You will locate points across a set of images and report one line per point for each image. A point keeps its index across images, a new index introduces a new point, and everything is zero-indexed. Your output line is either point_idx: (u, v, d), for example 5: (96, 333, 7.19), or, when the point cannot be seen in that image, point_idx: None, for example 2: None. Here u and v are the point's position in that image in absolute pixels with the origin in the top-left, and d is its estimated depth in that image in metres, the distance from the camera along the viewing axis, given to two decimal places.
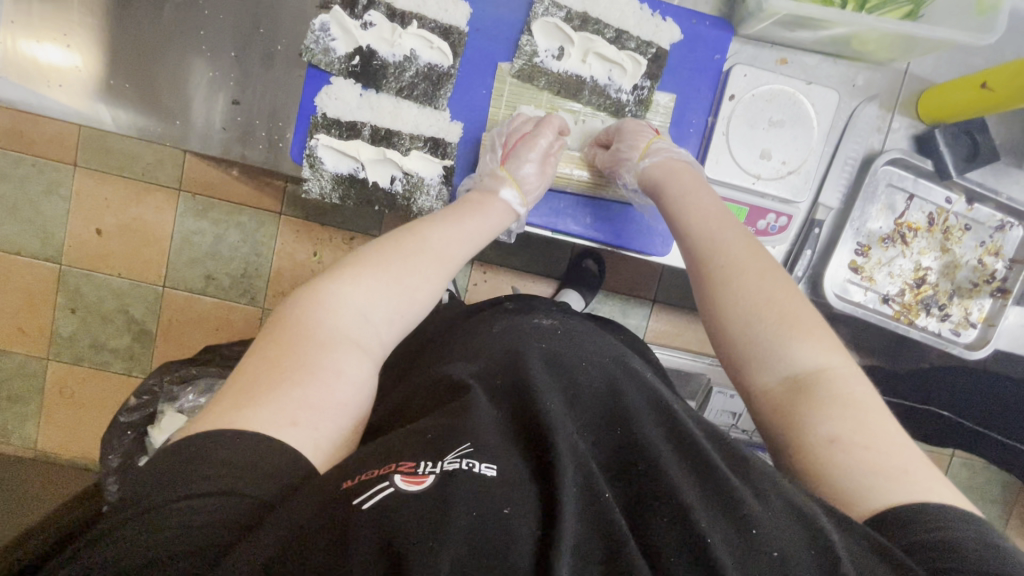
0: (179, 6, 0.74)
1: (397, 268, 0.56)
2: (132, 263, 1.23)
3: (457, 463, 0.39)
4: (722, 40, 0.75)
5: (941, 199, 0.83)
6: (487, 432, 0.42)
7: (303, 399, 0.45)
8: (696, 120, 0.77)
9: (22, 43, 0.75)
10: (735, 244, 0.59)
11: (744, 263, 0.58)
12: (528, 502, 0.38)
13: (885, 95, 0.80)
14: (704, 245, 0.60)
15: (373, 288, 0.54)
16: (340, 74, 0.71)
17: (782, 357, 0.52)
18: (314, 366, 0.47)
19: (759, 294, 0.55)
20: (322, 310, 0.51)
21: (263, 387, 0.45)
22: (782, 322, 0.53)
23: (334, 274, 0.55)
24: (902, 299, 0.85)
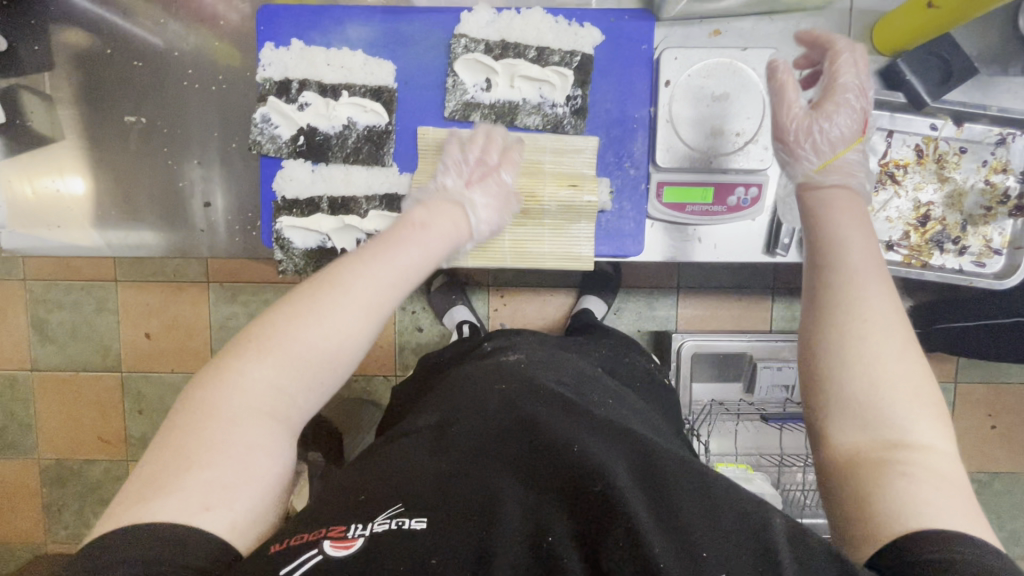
0: (144, 129, 0.82)
1: (312, 316, 0.46)
2: (179, 358, 1.32)
3: (386, 525, 0.39)
4: (645, 30, 0.74)
5: (926, 128, 0.77)
6: (422, 484, 0.42)
7: (212, 476, 0.40)
8: (639, 114, 0.75)
9: (22, 192, 0.83)
10: (864, 262, 0.48)
11: (884, 307, 0.46)
12: (460, 550, 0.37)
13: (835, 38, 0.77)
14: (827, 251, 0.49)
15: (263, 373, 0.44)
16: (290, 156, 0.75)
17: (905, 431, 0.42)
18: (218, 442, 0.42)
19: (901, 363, 0.44)
20: (232, 378, 0.44)
21: (169, 472, 0.40)
22: (914, 398, 0.43)
23: (241, 358, 0.44)
24: (908, 242, 0.79)
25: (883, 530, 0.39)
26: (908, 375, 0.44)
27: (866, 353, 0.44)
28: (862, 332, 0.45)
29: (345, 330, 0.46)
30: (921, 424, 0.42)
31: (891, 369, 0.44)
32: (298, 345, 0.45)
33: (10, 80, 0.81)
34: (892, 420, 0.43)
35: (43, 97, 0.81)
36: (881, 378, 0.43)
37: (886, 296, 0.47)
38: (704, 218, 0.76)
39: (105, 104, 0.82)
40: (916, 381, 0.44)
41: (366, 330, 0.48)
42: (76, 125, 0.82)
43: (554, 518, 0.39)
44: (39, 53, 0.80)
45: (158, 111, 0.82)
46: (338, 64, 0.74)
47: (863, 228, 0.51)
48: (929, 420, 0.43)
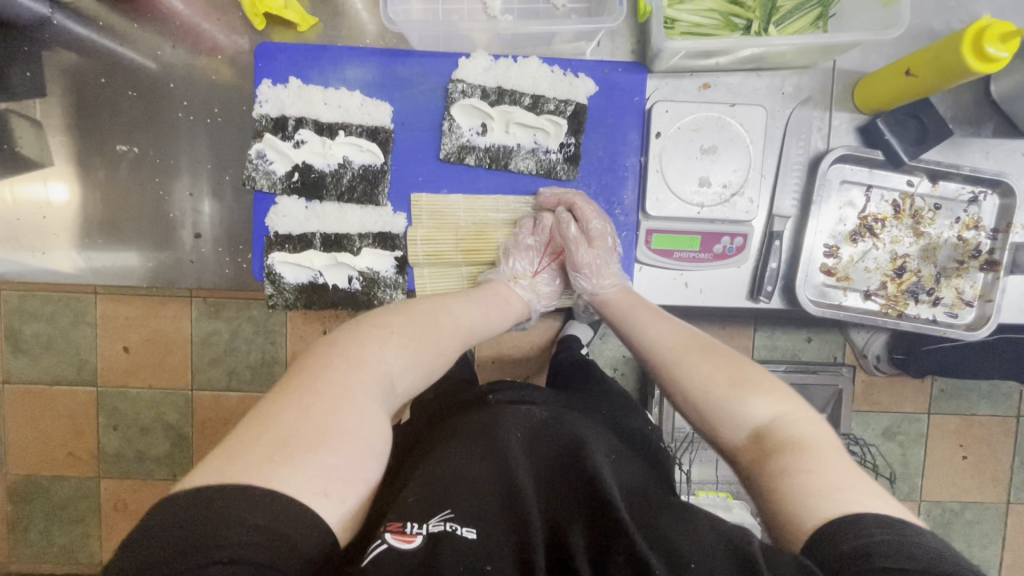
0: (135, 159, 0.81)
1: (410, 336, 0.61)
2: (160, 375, 1.29)
3: (439, 526, 0.44)
4: (637, 82, 0.76)
5: (902, 184, 0.80)
6: (466, 497, 0.47)
7: (334, 460, 0.45)
8: (629, 162, 0.78)
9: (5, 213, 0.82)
10: (677, 331, 0.66)
11: (689, 344, 0.64)
12: (505, 562, 0.43)
13: (818, 96, 0.80)
14: (661, 322, 0.69)
15: (380, 364, 0.56)
16: (284, 193, 0.76)
17: (740, 411, 0.56)
18: (335, 431, 0.47)
19: (715, 369, 0.60)
20: (357, 369, 0.53)
21: (298, 445, 0.45)
22: (732, 383, 0.58)
23: (339, 362, 0.53)
24: (885, 291, 0.82)
25: (815, 511, 0.45)
26: (726, 369, 0.59)
27: (685, 373, 0.61)
28: (678, 360, 0.63)
29: (439, 351, 0.63)
30: (750, 401, 0.56)
31: (702, 372, 0.60)
32: (412, 349, 0.60)
33: None
34: (729, 410, 0.56)
35: (33, 123, 0.80)
36: (707, 380, 0.59)
37: (706, 343, 0.64)
38: (691, 264, 0.78)
39: (96, 131, 0.81)
40: (736, 372, 0.59)
41: (424, 353, 0.61)
42: (64, 151, 0.81)
43: (577, 535, 0.46)
44: (30, 77, 0.80)
45: (150, 141, 0.81)
46: (335, 103, 0.75)
47: (657, 315, 0.70)
48: (757, 398, 0.56)
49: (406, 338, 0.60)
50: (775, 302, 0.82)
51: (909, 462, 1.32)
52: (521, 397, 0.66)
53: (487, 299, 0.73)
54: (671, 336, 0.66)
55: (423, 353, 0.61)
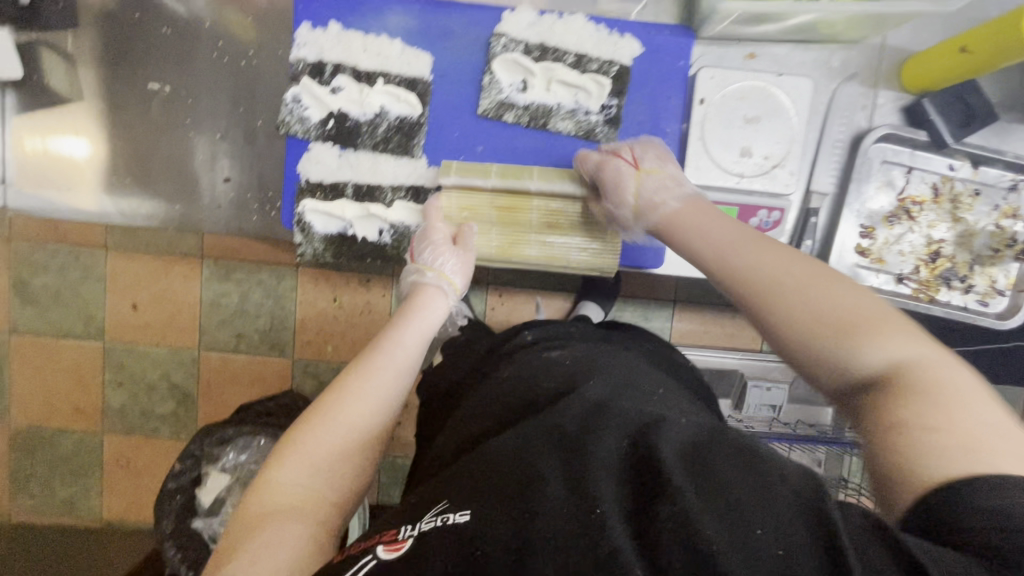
0: (166, 100, 0.80)
1: (336, 398, 0.54)
2: (166, 332, 1.26)
3: (431, 521, 0.37)
4: (684, 46, 0.74)
5: (943, 167, 0.79)
6: (467, 479, 0.40)
7: (261, 544, 0.44)
8: (670, 128, 0.76)
9: (30, 146, 0.81)
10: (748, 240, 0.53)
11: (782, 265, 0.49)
12: (499, 530, 0.34)
13: (865, 72, 0.78)
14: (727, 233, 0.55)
15: (305, 447, 0.50)
16: (318, 140, 0.74)
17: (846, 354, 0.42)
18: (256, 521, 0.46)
19: (812, 296, 0.46)
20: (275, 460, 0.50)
21: (232, 548, 0.44)
22: (839, 321, 0.43)
23: (302, 437, 0.51)
24: (918, 276, 0.81)
25: (932, 474, 0.34)
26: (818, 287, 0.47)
27: (774, 301, 0.47)
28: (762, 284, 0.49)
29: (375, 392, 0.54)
30: (863, 345, 0.41)
31: (803, 298, 0.46)
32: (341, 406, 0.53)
33: (29, 35, 0.78)
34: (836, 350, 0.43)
35: (64, 56, 0.79)
36: (798, 312, 0.46)
37: (797, 266, 0.49)
38: None
39: (127, 68, 0.79)
40: (847, 306, 0.44)
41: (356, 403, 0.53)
42: (95, 87, 0.80)
43: (605, 488, 0.35)
44: (62, 9, 0.78)
45: (183, 81, 0.80)
46: (375, 51, 0.74)
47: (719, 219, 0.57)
48: (876, 340, 0.42)
49: (358, 397, 0.53)
50: None
51: None
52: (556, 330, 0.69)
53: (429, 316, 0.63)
54: (739, 238, 0.54)
55: (380, 407, 0.54)
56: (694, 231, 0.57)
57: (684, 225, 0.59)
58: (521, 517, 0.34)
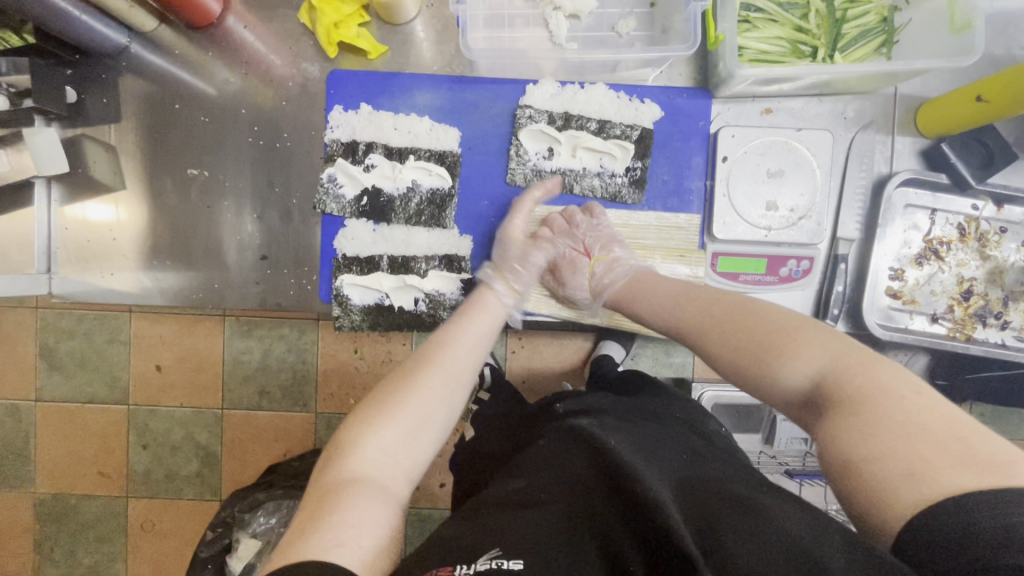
0: (204, 184, 0.83)
1: (407, 396, 0.57)
2: (192, 390, 1.25)
3: (488, 564, 0.41)
4: (702, 108, 0.77)
5: (967, 208, 0.80)
6: (517, 533, 0.44)
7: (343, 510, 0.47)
8: (695, 184, 0.78)
9: (70, 215, 0.83)
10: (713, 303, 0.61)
11: (710, 321, 0.59)
12: None
13: (880, 121, 0.80)
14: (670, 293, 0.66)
15: (385, 442, 0.54)
16: (353, 216, 0.77)
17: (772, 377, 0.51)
18: (343, 497, 0.48)
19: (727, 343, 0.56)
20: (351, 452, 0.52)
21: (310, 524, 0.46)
22: (765, 350, 0.53)
23: (376, 411, 0.56)
24: (952, 315, 0.81)
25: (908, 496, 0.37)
26: (748, 327, 0.55)
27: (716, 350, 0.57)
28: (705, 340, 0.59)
29: (442, 390, 0.59)
30: (784, 368, 0.51)
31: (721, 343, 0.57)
32: (418, 407, 0.57)
33: (74, 130, 0.82)
34: (770, 377, 0.52)
35: (108, 148, 0.82)
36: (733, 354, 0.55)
37: (716, 315, 0.59)
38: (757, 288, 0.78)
39: (167, 154, 0.83)
40: (769, 335, 0.53)
41: (425, 401, 0.58)
42: (137, 174, 0.83)
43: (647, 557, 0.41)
44: (106, 103, 0.82)
45: (219, 165, 0.83)
46: (405, 129, 0.77)
47: (679, 293, 0.65)
48: (789, 359, 0.51)
49: (431, 380, 0.59)
50: (841, 327, 0.81)
51: None
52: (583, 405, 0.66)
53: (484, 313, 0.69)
54: (682, 292, 0.65)
55: (445, 401, 0.59)
56: (650, 300, 0.68)
57: (639, 293, 0.70)
58: None
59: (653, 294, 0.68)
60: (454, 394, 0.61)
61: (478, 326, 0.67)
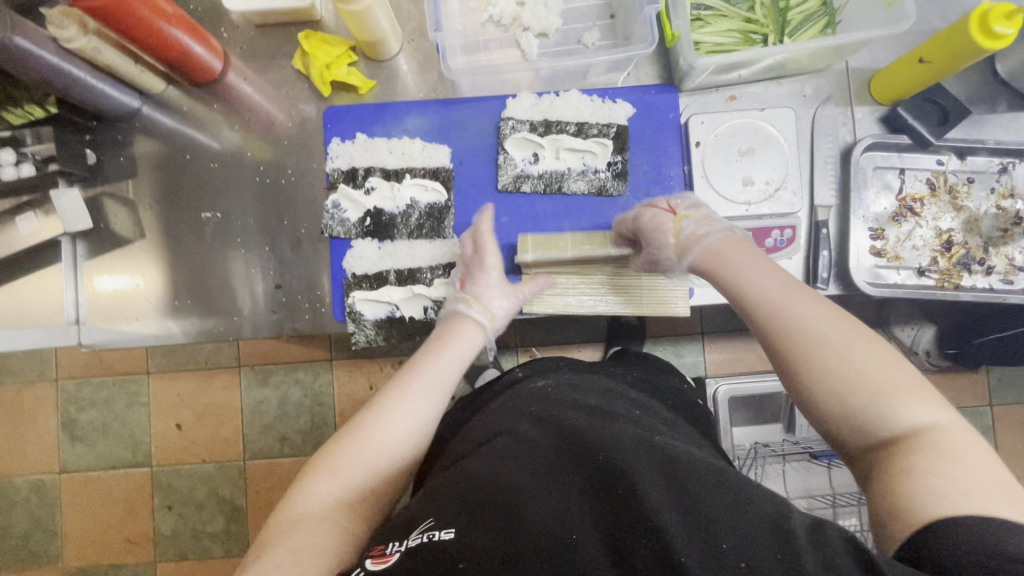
0: (217, 226, 0.89)
1: (372, 421, 0.60)
2: (216, 438, 1.28)
3: (420, 537, 0.45)
4: (670, 101, 0.83)
5: (932, 164, 0.85)
6: (450, 503, 0.48)
7: (293, 550, 0.49)
8: (673, 171, 0.83)
9: (97, 286, 0.88)
10: (813, 311, 0.55)
11: (825, 334, 0.53)
12: (482, 555, 0.42)
13: (838, 95, 0.86)
14: (746, 289, 0.60)
15: (353, 465, 0.57)
16: (358, 237, 0.82)
17: (881, 419, 0.48)
18: (296, 524, 0.52)
19: (865, 364, 0.50)
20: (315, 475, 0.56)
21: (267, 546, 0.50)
22: (877, 391, 0.49)
23: (342, 452, 0.58)
24: (937, 267, 0.84)
25: (932, 509, 0.41)
26: (876, 360, 0.51)
27: (823, 365, 0.52)
28: (822, 349, 0.52)
29: (411, 410, 0.62)
30: (896, 411, 0.48)
31: (859, 356, 0.51)
32: (382, 432, 0.59)
33: (95, 190, 0.88)
34: (876, 418, 0.48)
35: (126, 203, 0.89)
36: (849, 383, 0.50)
37: (846, 330, 0.53)
38: None
39: (181, 203, 0.89)
40: (884, 374, 0.50)
41: (393, 424, 0.60)
42: (155, 224, 0.89)
43: (582, 520, 0.45)
44: (123, 161, 0.89)
45: (230, 207, 0.89)
46: (399, 151, 0.83)
47: (784, 286, 0.58)
48: (911, 404, 0.48)
49: (389, 423, 0.60)
50: (832, 290, 0.84)
51: None
52: (541, 368, 0.73)
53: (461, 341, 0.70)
54: (783, 284, 0.58)
55: (415, 416, 0.61)
56: (763, 280, 0.59)
57: (725, 268, 0.63)
58: (507, 537, 0.43)
59: (745, 275, 0.61)
60: (414, 435, 0.61)
61: (443, 368, 0.66)
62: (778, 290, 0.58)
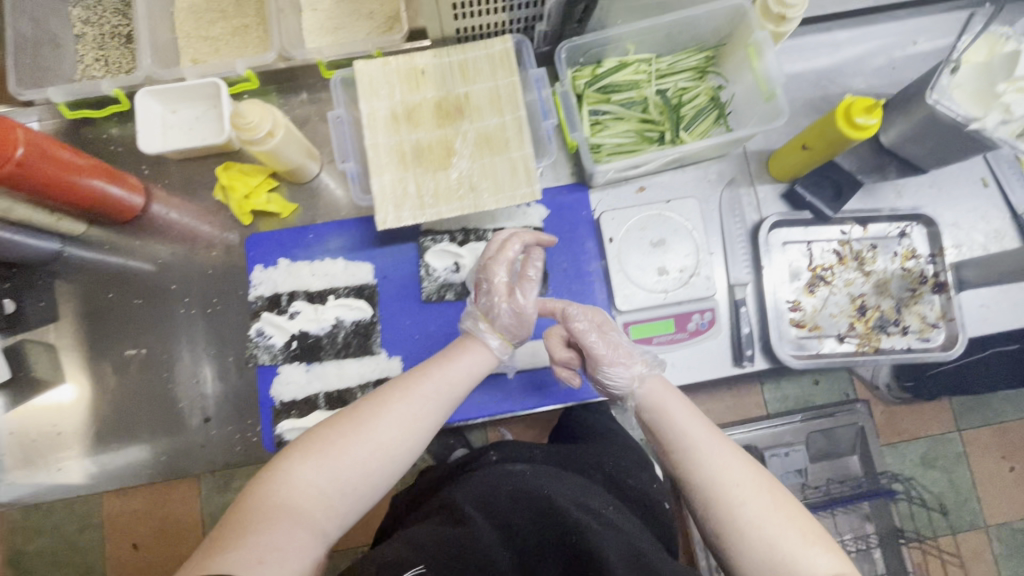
0: (143, 360, 0.87)
1: (366, 411, 0.60)
2: (169, 573, 1.11)
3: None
4: (582, 199, 0.87)
5: (837, 233, 0.89)
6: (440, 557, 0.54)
7: (277, 549, 0.50)
8: (593, 266, 0.85)
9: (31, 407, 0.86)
10: (739, 458, 0.59)
11: (755, 482, 0.57)
12: None
13: (740, 176, 0.91)
14: (671, 429, 0.62)
15: (353, 454, 0.57)
16: (285, 362, 0.81)
17: (799, 568, 0.52)
18: (276, 517, 0.52)
19: (778, 512, 0.55)
20: (313, 462, 0.55)
21: (241, 531, 0.50)
22: (805, 535, 0.54)
23: (335, 435, 0.57)
24: (856, 331, 0.87)
25: None
26: (801, 509, 0.56)
27: (748, 512, 0.55)
28: (745, 495, 0.56)
29: (418, 416, 0.61)
30: (819, 559, 0.52)
31: (785, 509, 0.55)
32: (379, 433, 0.59)
33: (15, 338, 0.87)
34: (792, 563, 0.52)
35: (48, 347, 0.87)
36: (777, 529, 0.54)
37: (774, 481, 0.58)
38: (671, 345, 0.83)
39: (105, 341, 0.88)
40: (807, 524, 0.55)
41: (396, 422, 0.60)
42: (78, 365, 0.87)
43: None
44: (44, 305, 0.88)
45: (155, 340, 0.88)
46: (322, 272, 0.84)
47: (716, 432, 0.61)
48: (817, 552, 0.53)
49: (392, 431, 0.59)
50: (761, 364, 0.86)
51: (965, 487, 1.25)
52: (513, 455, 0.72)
53: (475, 358, 0.69)
54: (709, 430, 0.62)
55: (410, 426, 0.61)
56: (684, 424, 0.62)
57: (653, 414, 0.65)
58: None
59: (689, 414, 0.63)
60: (414, 443, 0.61)
61: (458, 377, 0.66)
62: (703, 437, 0.61)
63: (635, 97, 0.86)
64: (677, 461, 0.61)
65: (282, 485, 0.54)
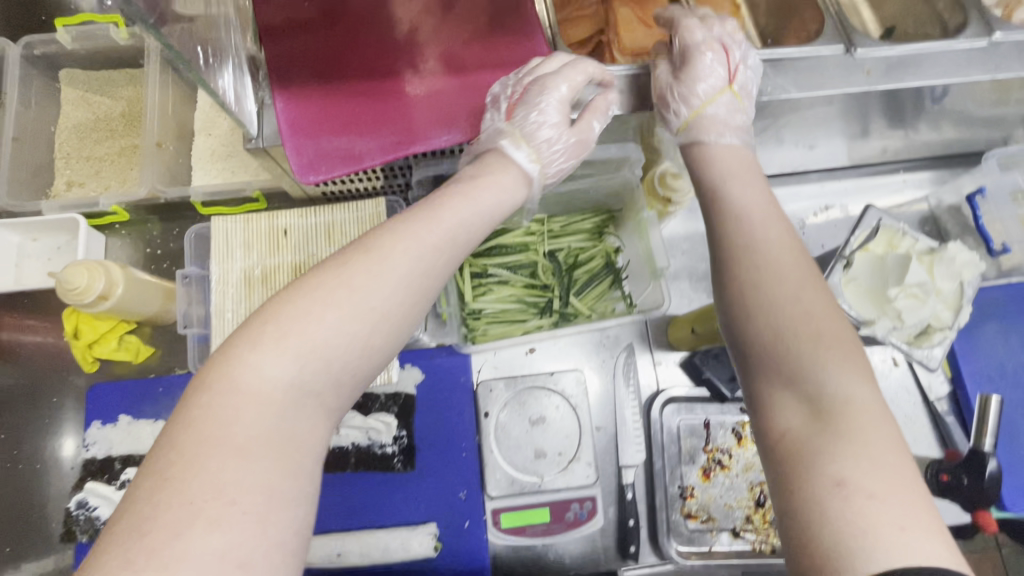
0: None
1: (358, 279, 0.41)
2: None
3: None
4: (461, 363, 0.80)
5: (738, 412, 0.81)
6: None
7: (233, 476, 0.35)
8: (465, 440, 0.78)
9: None
10: (814, 295, 0.46)
11: (830, 327, 0.44)
12: None
13: (639, 341, 0.85)
14: (762, 264, 0.48)
15: (313, 334, 0.39)
16: None
17: (856, 418, 0.41)
18: (203, 455, 0.35)
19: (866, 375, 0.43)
20: (266, 356, 0.38)
21: (168, 479, 0.34)
22: (870, 382, 0.42)
23: (303, 298, 0.40)
24: (752, 526, 0.78)
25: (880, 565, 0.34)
26: (857, 367, 0.43)
27: (825, 348, 0.43)
28: (819, 351, 0.43)
29: (405, 284, 0.43)
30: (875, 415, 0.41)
31: (841, 369, 0.42)
32: (351, 286, 0.41)
33: None
34: (842, 414, 0.41)
35: None
36: (843, 379, 0.42)
37: (843, 329, 0.45)
38: (546, 537, 0.76)
39: None
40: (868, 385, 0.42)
41: (370, 297, 0.41)
42: None
43: None
44: None
45: None
46: None
47: (806, 262, 0.48)
48: (872, 399, 0.42)
49: (381, 295, 0.42)
50: (647, 557, 0.78)
51: None
52: None
53: (498, 191, 0.52)
54: (802, 261, 0.48)
55: (404, 280, 0.43)
56: (782, 239, 0.49)
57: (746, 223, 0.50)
58: None
59: (753, 202, 0.52)
60: (397, 299, 0.43)
61: (488, 203, 0.50)
62: (790, 263, 0.48)
63: (523, 260, 0.82)
64: (728, 259, 0.49)
65: (234, 376, 0.38)
